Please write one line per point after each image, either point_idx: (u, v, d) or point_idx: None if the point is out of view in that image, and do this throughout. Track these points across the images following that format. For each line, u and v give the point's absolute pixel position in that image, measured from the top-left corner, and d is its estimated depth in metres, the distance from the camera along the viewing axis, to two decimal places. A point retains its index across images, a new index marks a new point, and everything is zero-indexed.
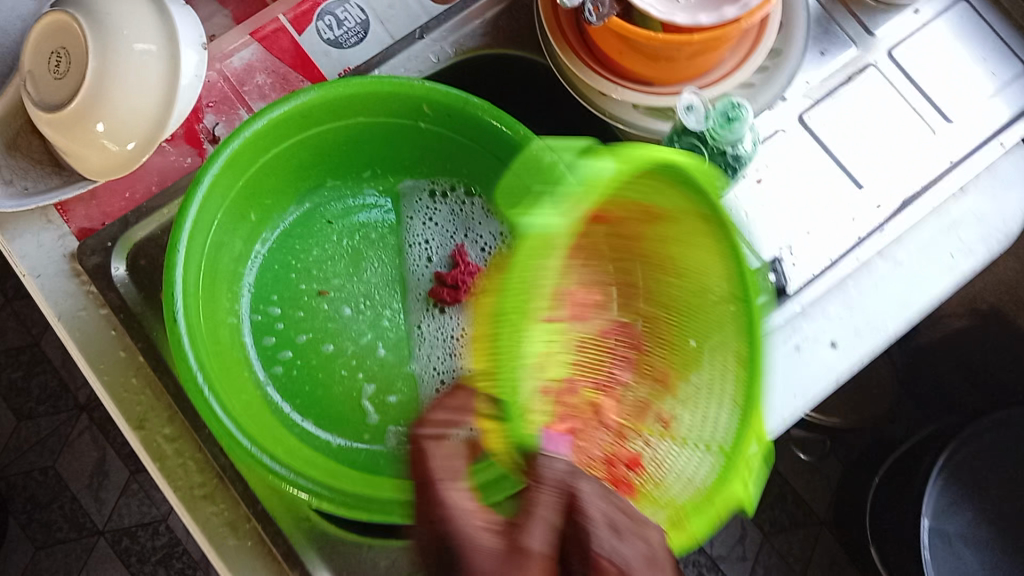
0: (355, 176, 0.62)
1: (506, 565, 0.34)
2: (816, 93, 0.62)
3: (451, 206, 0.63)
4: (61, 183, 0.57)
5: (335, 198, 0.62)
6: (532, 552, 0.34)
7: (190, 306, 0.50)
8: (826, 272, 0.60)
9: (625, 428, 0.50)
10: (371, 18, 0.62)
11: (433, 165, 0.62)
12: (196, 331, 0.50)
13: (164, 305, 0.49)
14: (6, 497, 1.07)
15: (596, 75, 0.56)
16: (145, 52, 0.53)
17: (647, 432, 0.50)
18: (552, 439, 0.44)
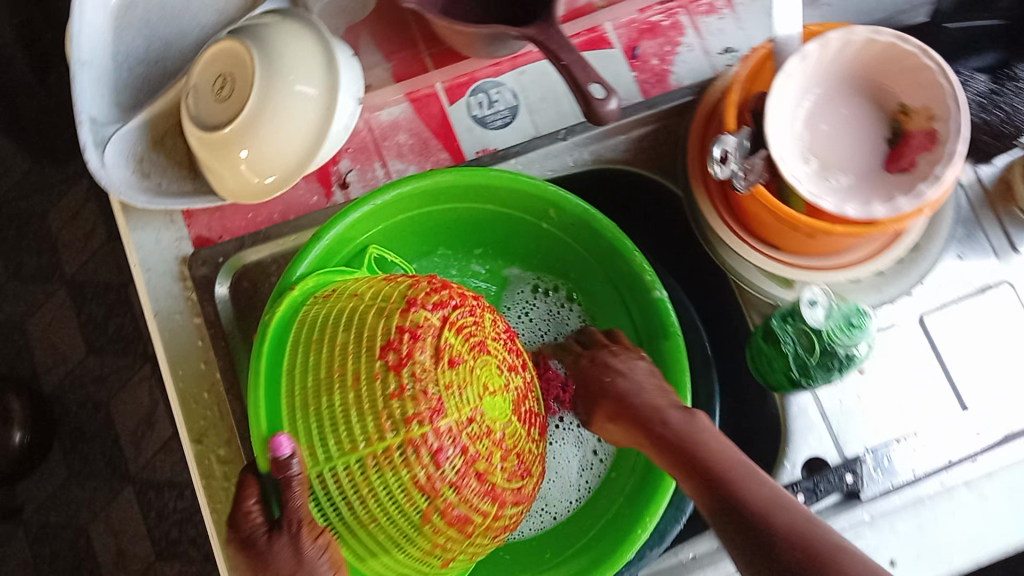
0: (465, 250, 0.63)
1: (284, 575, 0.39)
2: (942, 297, 0.60)
3: (549, 303, 0.64)
4: (193, 190, 0.59)
5: (439, 267, 0.63)
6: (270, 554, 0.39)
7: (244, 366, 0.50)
8: (905, 487, 0.58)
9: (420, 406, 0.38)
10: (520, 107, 0.62)
11: (547, 261, 0.63)
12: None
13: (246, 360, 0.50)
14: (56, 421, 1.11)
15: (725, 228, 0.56)
16: (306, 93, 0.55)
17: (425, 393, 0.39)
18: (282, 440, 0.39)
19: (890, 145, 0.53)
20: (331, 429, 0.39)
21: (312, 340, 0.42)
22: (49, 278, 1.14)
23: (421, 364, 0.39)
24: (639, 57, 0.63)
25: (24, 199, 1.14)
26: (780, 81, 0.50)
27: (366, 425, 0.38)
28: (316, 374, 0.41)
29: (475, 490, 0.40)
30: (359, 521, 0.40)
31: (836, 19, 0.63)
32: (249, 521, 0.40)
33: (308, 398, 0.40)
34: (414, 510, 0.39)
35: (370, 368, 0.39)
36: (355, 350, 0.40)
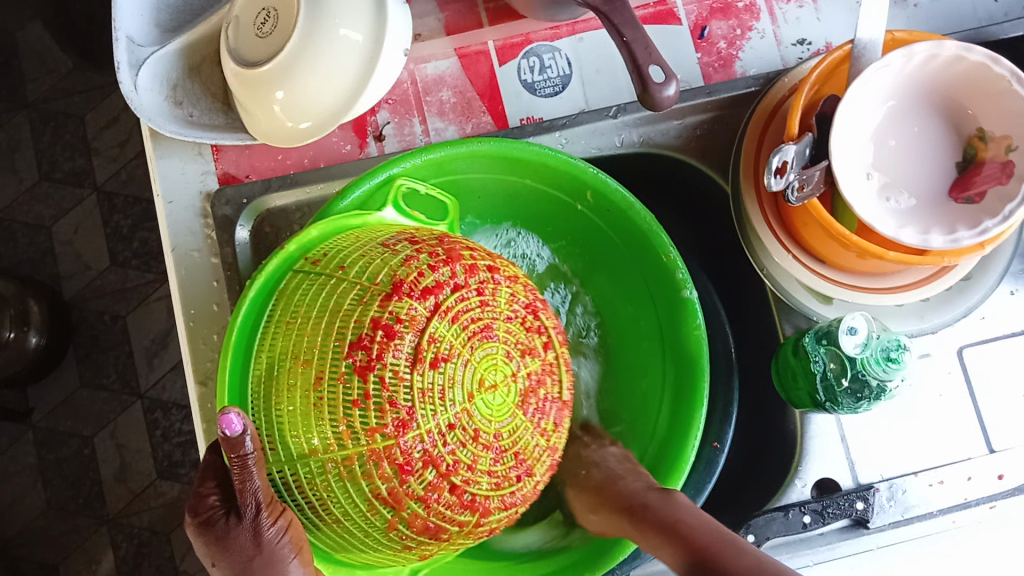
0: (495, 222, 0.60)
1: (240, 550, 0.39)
2: (989, 332, 0.57)
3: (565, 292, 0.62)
4: (225, 124, 0.57)
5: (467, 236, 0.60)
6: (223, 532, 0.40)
7: None
8: (917, 519, 0.55)
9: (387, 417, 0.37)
10: (573, 76, 0.59)
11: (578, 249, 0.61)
12: None
13: None
14: (74, 328, 1.11)
15: (768, 232, 0.54)
16: (350, 38, 0.52)
17: (397, 404, 0.37)
18: (234, 418, 0.36)
19: (960, 170, 0.49)
20: (296, 421, 0.39)
21: (288, 319, 0.41)
22: (80, 184, 1.13)
23: (393, 369, 0.38)
24: (706, 38, 0.59)
25: (63, 101, 1.13)
26: (855, 87, 0.47)
27: (330, 426, 0.38)
28: (289, 354, 0.40)
29: (448, 504, 0.39)
30: (327, 511, 0.41)
31: (922, 23, 0.59)
32: (208, 502, 0.41)
33: (281, 380, 0.40)
34: (377, 515, 0.40)
35: (337, 362, 0.38)
36: (326, 339, 0.39)
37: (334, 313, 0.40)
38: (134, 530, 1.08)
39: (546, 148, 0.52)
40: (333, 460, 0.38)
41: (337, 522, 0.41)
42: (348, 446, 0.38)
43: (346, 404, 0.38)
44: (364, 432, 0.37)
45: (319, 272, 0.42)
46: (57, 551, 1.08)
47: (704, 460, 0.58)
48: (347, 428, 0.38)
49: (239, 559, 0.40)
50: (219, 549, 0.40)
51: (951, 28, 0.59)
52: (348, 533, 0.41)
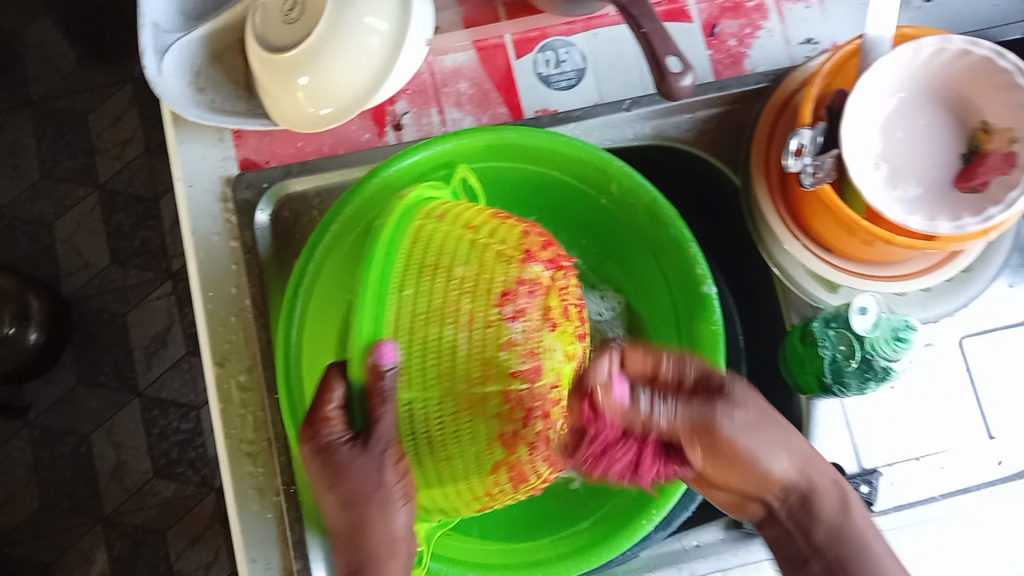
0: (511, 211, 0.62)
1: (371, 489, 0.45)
2: (989, 324, 0.59)
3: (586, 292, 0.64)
4: (246, 112, 0.58)
5: None
6: (353, 468, 0.44)
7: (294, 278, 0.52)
8: (919, 503, 0.57)
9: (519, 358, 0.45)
10: (588, 70, 0.60)
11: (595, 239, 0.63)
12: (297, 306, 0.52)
13: (296, 267, 0.52)
14: (72, 326, 1.11)
15: (777, 221, 0.55)
16: (375, 27, 0.53)
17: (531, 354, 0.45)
18: (387, 349, 0.40)
19: (964, 162, 0.51)
20: (439, 361, 0.44)
21: (422, 266, 0.44)
22: (81, 182, 1.13)
23: (530, 324, 0.45)
24: (717, 36, 0.61)
25: (66, 99, 1.14)
26: (866, 78, 0.49)
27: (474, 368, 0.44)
28: (429, 299, 0.44)
29: (539, 455, 0.47)
30: (433, 455, 0.45)
31: (925, 24, 0.61)
32: (330, 428, 0.44)
33: (415, 322, 0.43)
34: (488, 460, 0.45)
35: (488, 309, 0.44)
36: (472, 289, 0.44)
37: (475, 267, 0.45)
38: (130, 529, 1.08)
39: (570, 137, 0.53)
40: (475, 401, 0.44)
41: (442, 470, 0.45)
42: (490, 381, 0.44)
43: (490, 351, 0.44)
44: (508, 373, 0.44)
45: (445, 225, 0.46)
46: (52, 549, 1.07)
47: None
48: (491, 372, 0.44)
49: (362, 485, 0.45)
50: (342, 471, 0.45)
51: (953, 30, 0.61)
52: (438, 479, 0.46)
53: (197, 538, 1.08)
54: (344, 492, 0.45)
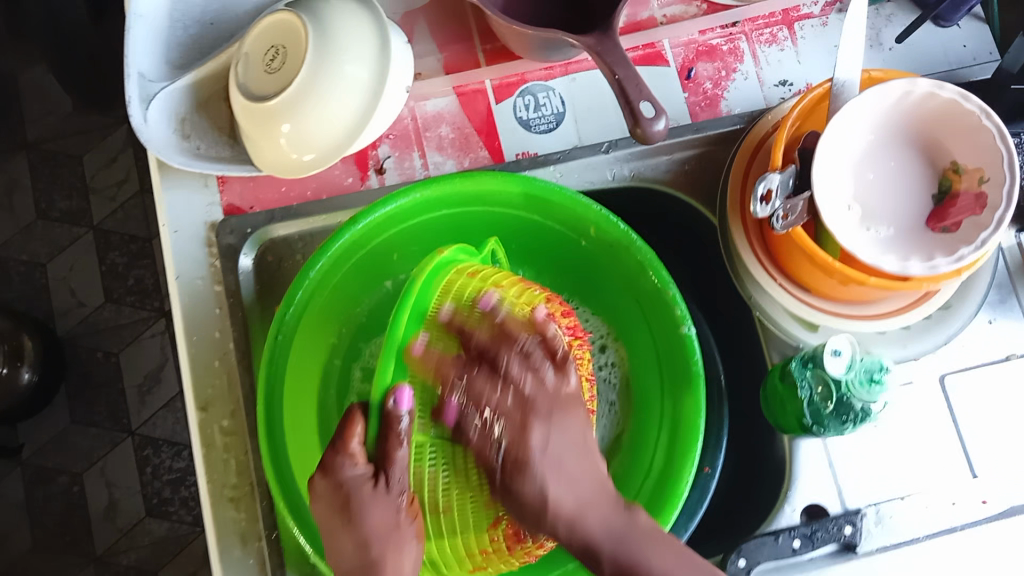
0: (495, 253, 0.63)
1: (387, 534, 0.45)
2: (968, 360, 0.59)
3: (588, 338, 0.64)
4: (231, 157, 0.59)
5: None
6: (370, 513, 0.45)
7: (291, 296, 0.52)
8: (903, 544, 0.56)
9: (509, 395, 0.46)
10: (567, 114, 0.61)
11: (579, 279, 0.63)
12: (287, 330, 0.53)
13: (294, 282, 0.52)
14: (66, 365, 1.12)
15: (754, 262, 0.56)
16: (355, 75, 0.54)
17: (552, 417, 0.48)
18: (404, 396, 0.42)
19: (936, 202, 0.52)
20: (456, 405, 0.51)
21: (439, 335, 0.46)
22: (76, 222, 1.15)
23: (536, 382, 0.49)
24: (694, 78, 0.62)
25: (62, 141, 1.15)
26: (835, 123, 0.50)
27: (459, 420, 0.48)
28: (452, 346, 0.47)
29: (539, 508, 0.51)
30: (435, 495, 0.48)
31: (897, 65, 0.62)
32: (350, 464, 0.44)
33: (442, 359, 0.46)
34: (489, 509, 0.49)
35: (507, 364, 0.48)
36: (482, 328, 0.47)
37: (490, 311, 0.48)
38: (121, 568, 1.07)
39: (548, 183, 0.54)
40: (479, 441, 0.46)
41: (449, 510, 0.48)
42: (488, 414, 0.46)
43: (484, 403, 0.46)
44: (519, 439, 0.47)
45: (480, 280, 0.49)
46: None
47: (697, 486, 0.59)
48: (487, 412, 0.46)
49: (376, 524, 0.45)
50: (358, 510, 0.45)
51: (925, 71, 0.62)
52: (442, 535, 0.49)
53: None
54: (361, 533, 0.46)
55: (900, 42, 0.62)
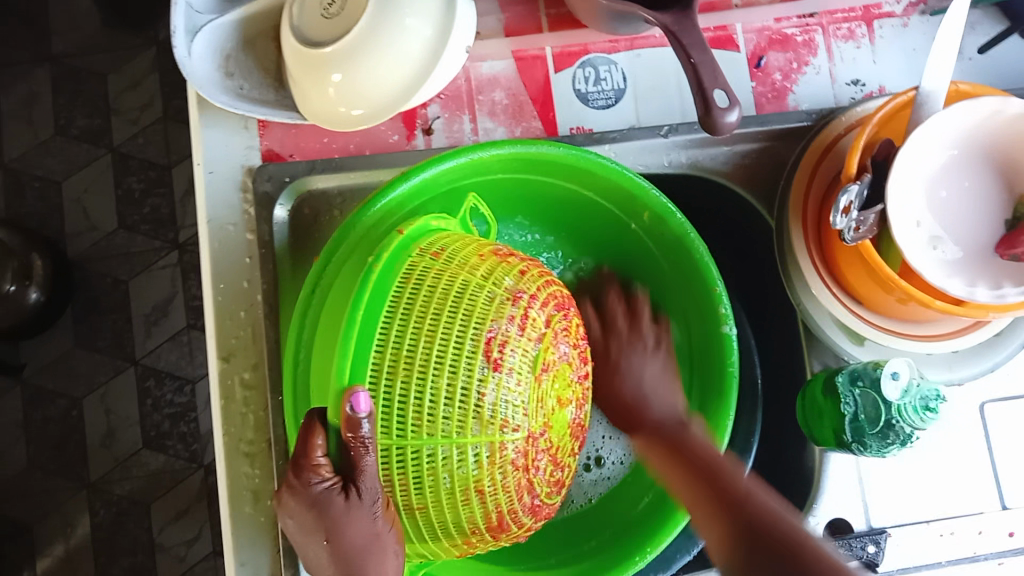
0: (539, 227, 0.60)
1: (368, 549, 0.43)
2: (1011, 390, 0.57)
3: None
4: (275, 102, 0.56)
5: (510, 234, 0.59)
6: (348, 522, 0.42)
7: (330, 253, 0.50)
8: (924, 568, 0.55)
9: (503, 367, 0.41)
10: (629, 92, 0.59)
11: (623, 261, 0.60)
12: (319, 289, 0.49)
13: (337, 235, 0.49)
14: (73, 288, 1.10)
15: (809, 266, 0.54)
16: (415, 29, 0.51)
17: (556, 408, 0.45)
18: (361, 400, 0.37)
19: (1008, 228, 0.50)
20: (416, 404, 0.39)
21: (403, 343, 0.40)
22: (95, 143, 1.12)
23: (512, 380, 0.41)
24: (763, 67, 0.59)
25: (87, 57, 1.11)
26: (918, 134, 0.47)
27: (454, 420, 0.39)
28: (415, 357, 0.40)
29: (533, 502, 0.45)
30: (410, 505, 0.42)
31: (976, 77, 0.59)
32: (317, 472, 0.42)
33: (410, 370, 0.40)
34: (463, 512, 0.42)
35: (474, 366, 0.40)
36: (461, 308, 0.41)
37: (478, 299, 0.42)
38: (114, 498, 1.07)
39: (610, 161, 0.52)
40: (484, 456, 0.40)
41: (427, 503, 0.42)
42: (469, 430, 0.40)
43: (460, 416, 0.40)
44: (511, 459, 0.41)
45: (445, 267, 0.43)
46: (35, 510, 1.06)
47: None
48: (450, 422, 0.39)
49: (356, 537, 0.42)
50: (336, 524, 0.43)
51: (1004, 86, 0.59)
52: (417, 532, 0.44)
53: (181, 514, 1.07)
54: (340, 547, 0.44)
55: (983, 53, 0.59)
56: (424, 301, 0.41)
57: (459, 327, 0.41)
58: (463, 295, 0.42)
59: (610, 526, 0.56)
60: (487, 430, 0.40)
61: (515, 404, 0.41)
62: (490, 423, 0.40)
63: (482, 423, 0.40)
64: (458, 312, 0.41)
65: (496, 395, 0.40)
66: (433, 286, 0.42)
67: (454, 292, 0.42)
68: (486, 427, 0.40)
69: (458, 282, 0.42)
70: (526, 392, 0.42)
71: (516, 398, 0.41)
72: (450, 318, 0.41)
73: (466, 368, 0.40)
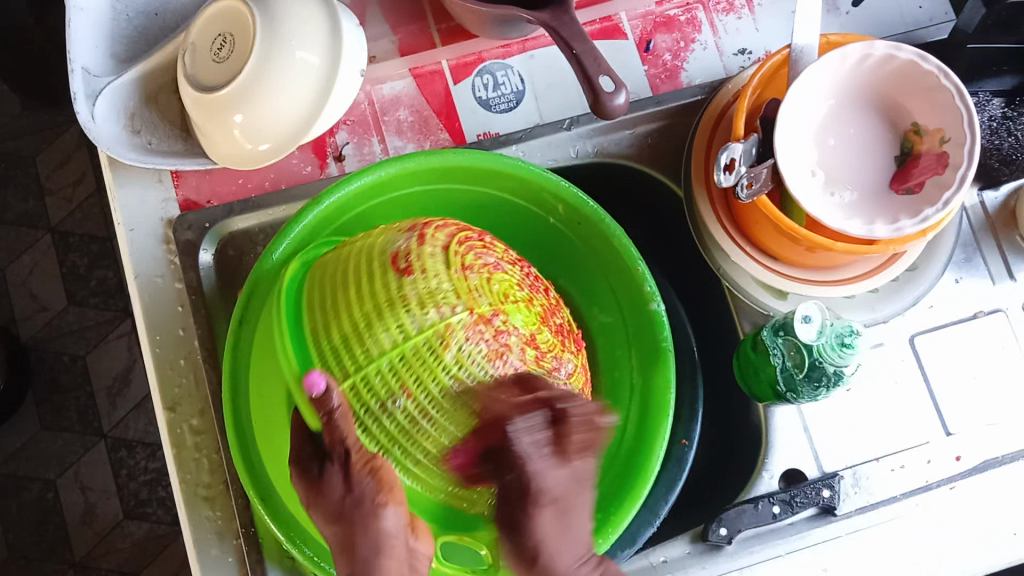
0: None
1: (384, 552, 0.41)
2: (935, 319, 0.59)
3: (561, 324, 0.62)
4: (184, 151, 0.57)
5: None
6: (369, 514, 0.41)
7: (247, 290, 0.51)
8: (879, 504, 0.57)
9: (421, 279, 0.42)
10: (527, 92, 0.61)
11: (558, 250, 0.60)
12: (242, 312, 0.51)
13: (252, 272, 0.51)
14: (32, 371, 1.09)
15: (720, 231, 0.56)
16: (305, 60, 0.52)
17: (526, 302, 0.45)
18: (316, 379, 0.40)
19: (899, 164, 0.52)
20: (358, 357, 0.42)
21: (334, 313, 0.43)
22: (34, 225, 1.12)
23: (427, 280, 0.42)
24: (653, 49, 0.61)
25: (13, 143, 1.12)
26: (795, 89, 0.49)
27: (395, 333, 0.41)
28: (345, 327, 0.42)
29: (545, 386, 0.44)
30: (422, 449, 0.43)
31: (855, 29, 0.62)
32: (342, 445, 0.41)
33: (352, 331, 0.42)
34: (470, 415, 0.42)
35: (390, 282, 0.42)
36: (366, 266, 0.44)
37: (377, 246, 0.45)
38: (101, 573, 1.06)
39: (513, 160, 0.53)
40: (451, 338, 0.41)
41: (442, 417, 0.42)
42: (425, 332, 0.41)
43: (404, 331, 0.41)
44: (475, 353, 0.42)
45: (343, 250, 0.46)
46: None
47: (673, 458, 0.59)
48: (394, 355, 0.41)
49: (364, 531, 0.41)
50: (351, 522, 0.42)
51: (882, 34, 0.62)
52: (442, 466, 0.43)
53: None
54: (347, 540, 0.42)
55: (858, 5, 0.62)
56: (339, 280, 0.44)
57: (369, 280, 0.43)
58: (366, 252, 0.45)
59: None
60: (432, 329, 0.41)
61: (452, 295, 0.42)
62: (436, 319, 0.41)
63: (423, 326, 0.41)
64: (369, 268, 0.44)
65: (430, 306, 0.42)
66: (355, 260, 0.45)
67: (360, 254, 0.45)
68: (432, 327, 0.41)
69: (365, 248, 0.45)
70: (460, 285, 0.42)
71: (449, 291, 0.42)
72: (363, 275, 0.43)
73: (391, 300, 0.42)
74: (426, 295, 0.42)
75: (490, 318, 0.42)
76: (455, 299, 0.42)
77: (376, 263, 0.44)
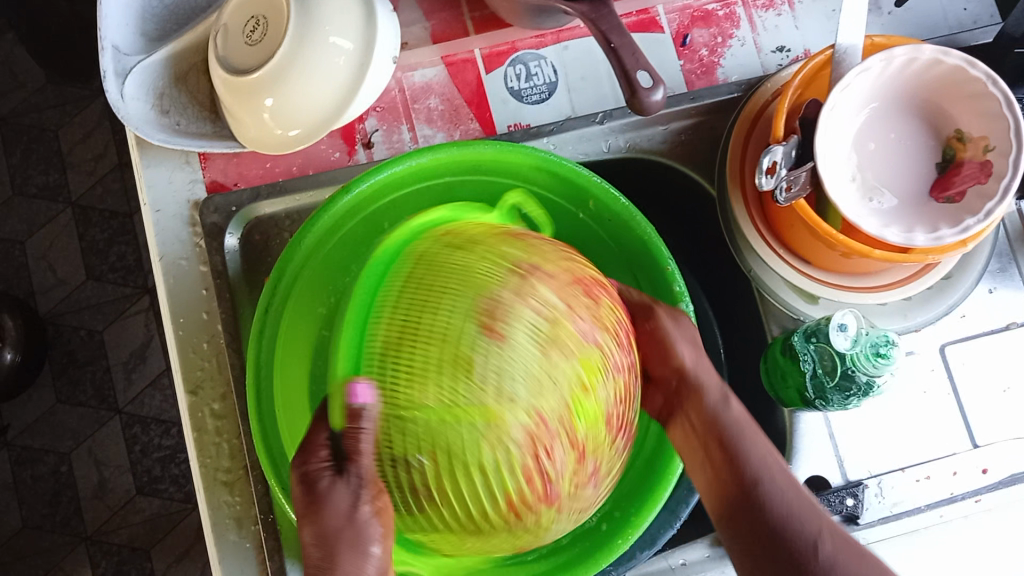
0: None
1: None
2: (967, 329, 0.58)
3: None
4: (212, 133, 0.56)
5: None
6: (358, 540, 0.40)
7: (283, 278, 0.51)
8: (903, 515, 0.56)
9: (510, 335, 0.37)
10: (560, 84, 0.60)
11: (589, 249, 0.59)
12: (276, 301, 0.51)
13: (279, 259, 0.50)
14: (49, 344, 1.10)
15: (753, 234, 0.55)
16: (338, 46, 0.52)
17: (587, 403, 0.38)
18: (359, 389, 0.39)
19: (940, 171, 0.51)
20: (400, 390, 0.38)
21: (408, 328, 0.39)
22: (54, 198, 1.12)
23: (516, 344, 0.37)
24: (689, 44, 0.60)
25: (36, 115, 1.12)
26: (838, 90, 0.48)
27: (449, 395, 0.37)
28: (406, 352, 0.38)
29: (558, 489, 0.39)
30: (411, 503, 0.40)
31: (897, 30, 0.61)
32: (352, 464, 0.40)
33: (412, 372, 0.38)
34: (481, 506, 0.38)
35: (471, 333, 0.37)
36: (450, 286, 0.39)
37: (483, 273, 0.39)
38: (112, 547, 1.06)
39: (546, 154, 0.52)
40: (496, 449, 0.36)
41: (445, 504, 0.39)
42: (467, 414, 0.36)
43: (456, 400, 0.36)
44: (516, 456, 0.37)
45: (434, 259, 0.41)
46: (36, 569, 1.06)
47: None
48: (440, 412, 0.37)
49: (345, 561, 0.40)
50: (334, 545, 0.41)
51: (925, 35, 0.61)
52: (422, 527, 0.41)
53: (182, 556, 1.07)
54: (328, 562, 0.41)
55: (900, 6, 0.61)
56: (401, 290, 0.40)
57: (444, 309, 0.38)
58: (466, 279, 0.39)
59: (607, 499, 0.55)
60: (485, 414, 0.36)
61: (525, 380, 0.37)
62: (488, 403, 0.36)
63: (479, 404, 0.36)
64: (446, 295, 0.39)
65: (491, 390, 0.36)
66: (413, 288, 0.40)
67: (463, 279, 0.39)
68: (482, 413, 0.36)
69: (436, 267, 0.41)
70: (540, 375, 0.37)
71: (524, 372, 0.37)
72: (432, 305, 0.39)
73: (452, 359, 0.37)
74: (493, 364, 0.36)
75: (543, 427, 0.37)
76: (531, 386, 0.37)
77: (471, 286, 0.38)
